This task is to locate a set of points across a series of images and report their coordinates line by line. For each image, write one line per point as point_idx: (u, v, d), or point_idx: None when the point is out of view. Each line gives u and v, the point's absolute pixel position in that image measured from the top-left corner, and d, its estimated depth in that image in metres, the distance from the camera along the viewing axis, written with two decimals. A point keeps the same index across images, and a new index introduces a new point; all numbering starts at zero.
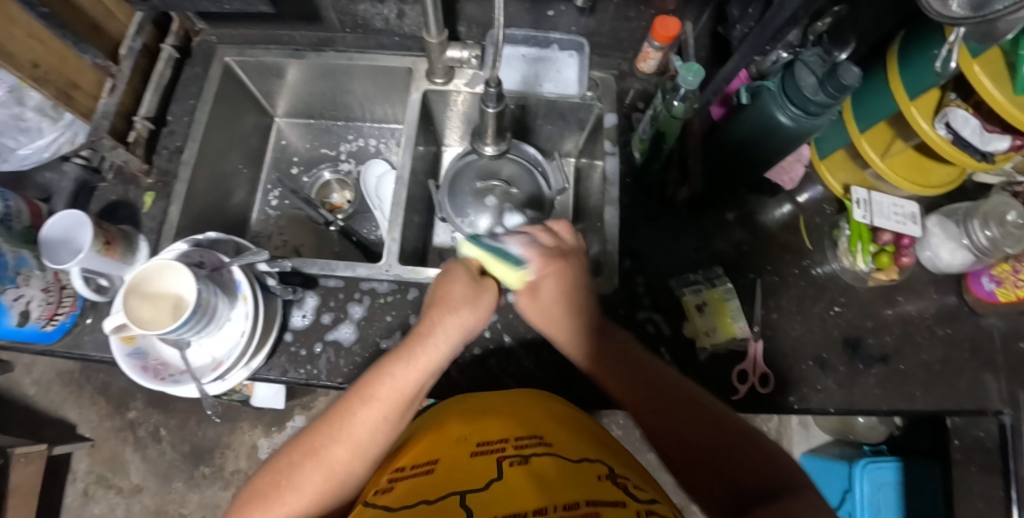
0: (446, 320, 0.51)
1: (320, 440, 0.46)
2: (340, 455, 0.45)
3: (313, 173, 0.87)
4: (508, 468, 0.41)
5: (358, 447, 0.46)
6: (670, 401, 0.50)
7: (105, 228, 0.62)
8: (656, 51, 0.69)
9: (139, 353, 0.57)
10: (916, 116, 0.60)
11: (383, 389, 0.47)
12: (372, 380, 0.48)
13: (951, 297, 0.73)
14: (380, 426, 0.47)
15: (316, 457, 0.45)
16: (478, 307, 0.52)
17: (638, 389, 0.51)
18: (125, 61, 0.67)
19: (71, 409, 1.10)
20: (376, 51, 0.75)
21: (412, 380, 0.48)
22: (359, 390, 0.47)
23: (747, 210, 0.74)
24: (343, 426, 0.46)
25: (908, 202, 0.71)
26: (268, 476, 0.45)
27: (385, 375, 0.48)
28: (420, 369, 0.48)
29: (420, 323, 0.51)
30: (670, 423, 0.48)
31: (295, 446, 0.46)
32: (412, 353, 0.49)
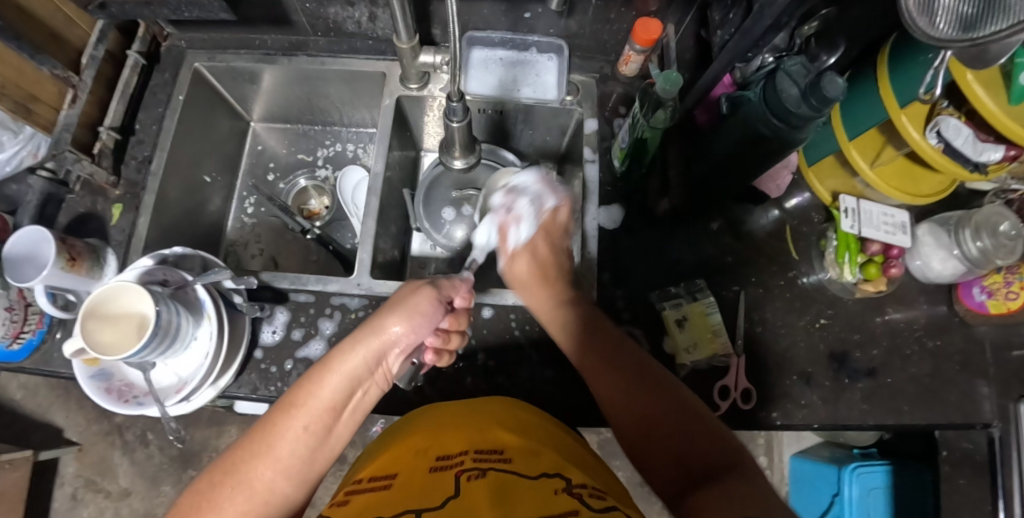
0: (378, 331, 0.48)
1: (243, 457, 0.41)
2: (262, 471, 0.41)
3: (289, 180, 0.84)
4: (466, 482, 0.41)
5: (280, 463, 0.42)
6: (623, 376, 0.49)
7: (70, 243, 0.61)
8: (637, 54, 0.67)
9: (103, 375, 0.56)
10: (907, 126, 0.58)
11: (306, 396, 0.44)
12: (298, 388, 0.45)
13: (941, 307, 0.72)
14: (302, 436, 0.43)
15: (236, 476, 0.40)
16: (416, 327, 0.50)
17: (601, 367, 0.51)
18: (86, 71, 0.65)
19: (58, 413, 1.10)
20: (348, 56, 0.72)
21: (336, 385, 0.45)
22: (284, 399, 0.44)
23: (733, 218, 0.72)
24: (268, 444, 0.42)
25: (898, 212, 0.69)
26: (190, 500, 0.40)
27: (308, 381, 0.45)
28: (344, 378, 0.45)
29: (358, 330, 0.48)
30: (629, 408, 0.47)
31: (217, 465, 0.42)
32: (333, 361, 0.46)
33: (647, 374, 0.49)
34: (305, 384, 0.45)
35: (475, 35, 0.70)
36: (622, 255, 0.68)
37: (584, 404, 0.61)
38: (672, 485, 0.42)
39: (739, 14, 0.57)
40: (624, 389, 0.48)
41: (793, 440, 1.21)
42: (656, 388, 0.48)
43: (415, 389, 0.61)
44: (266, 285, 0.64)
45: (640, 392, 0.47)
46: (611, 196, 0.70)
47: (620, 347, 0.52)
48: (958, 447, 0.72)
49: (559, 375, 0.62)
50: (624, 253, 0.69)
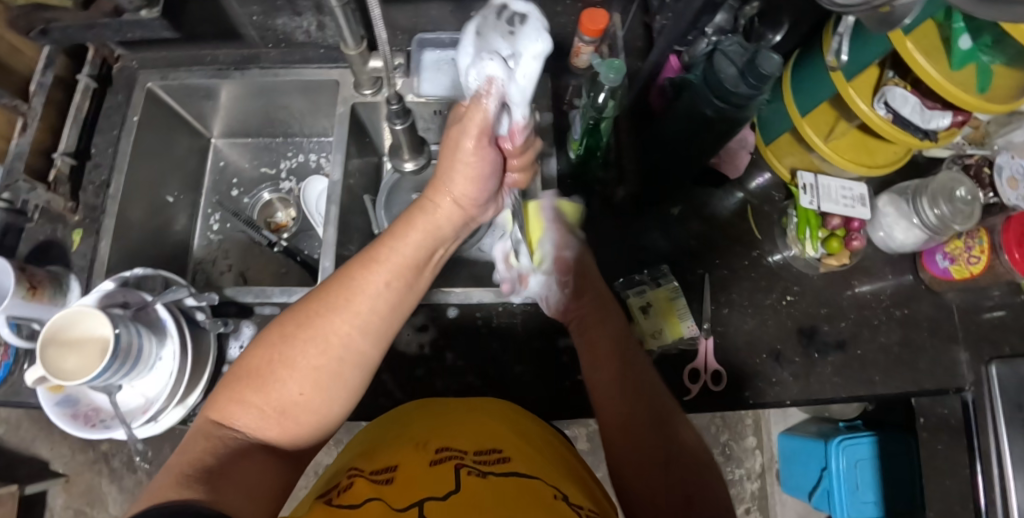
0: (451, 179, 0.45)
1: (316, 312, 0.41)
2: (341, 326, 0.41)
3: (253, 195, 0.83)
4: (467, 478, 0.41)
5: (358, 319, 0.42)
6: (641, 402, 0.52)
7: (30, 272, 0.61)
8: (586, 45, 0.66)
9: (69, 401, 0.56)
10: (854, 97, 0.59)
11: (385, 253, 0.43)
12: (374, 245, 0.44)
13: (907, 275, 0.72)
14: (383, 292, 0.43)
15: (312, 328, 0.41)
16: (485, 175, 0.45)
17: (618, 385, 0.53)
18: (35, 97, 0.65)
19: (43, 446, 1.09)
20: (301, 66, 0.72)
21: (418, 244, 0.45)
22: (360, 256, 0.44)
23: (696, 202, 0.72)
24: (339, 304, 0.41)
25: (857, 185, 0.69)
26: (261, 352, 0.41)
27: (387, 239, 0.44)
28: (424, 233, 0.45)
29: (429, 188, 0.46)
30: (646, 458, 0.49)
31: (290, 317, 0.42)
32: (413, 216, 0.45)
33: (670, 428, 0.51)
34: (376, 247, 0.44)
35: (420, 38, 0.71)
36: (586, 247, 0.68)
37: (557, 397, 0.61)
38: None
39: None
40: (634, 426, 0.51)
41: (780, 419, 1.21)
42: (666, 425, 0.51)
43: (384, 393, 0.61)
44: (230, 300, 0.64)
45: (670, 439, 0.50)
46: (572, 189, 0.70)
47: (662, 411, 0.52)
48: (935, 414, 0.71)
49: (529, 370, 0.62)
50: (587, 245, 0.69)
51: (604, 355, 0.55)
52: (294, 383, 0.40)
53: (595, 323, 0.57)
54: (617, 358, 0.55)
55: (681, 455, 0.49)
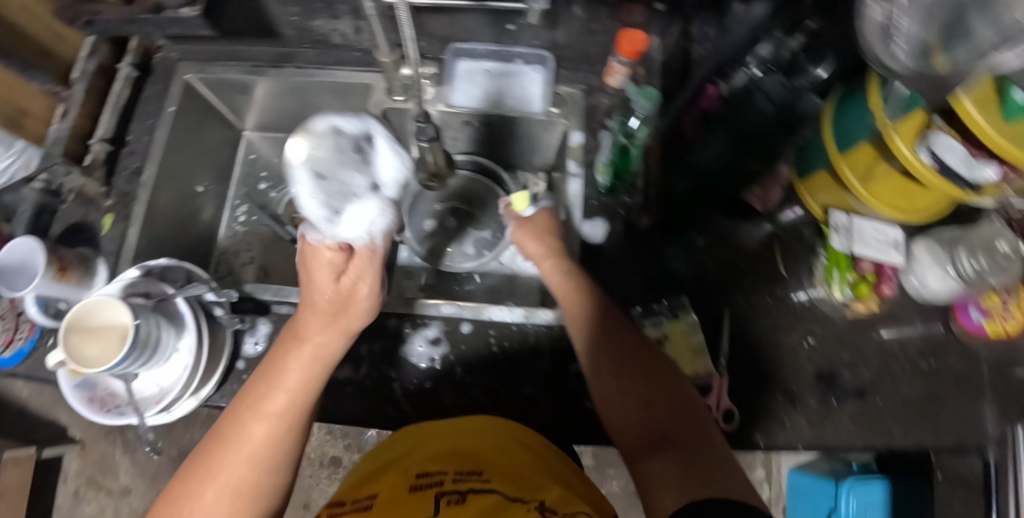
0: (310, 326, 0.47)
1: (218, 461, 0.44)
2: (237, 466, 0.44)
3: (280, 189, 0.84)
4: (443, 505, 0.40)
5: (257, 462, 0.45)
6: (613, 346, 0.54)
7: (60, 254, 0.64)
8: (622, 66, 0.66)
9: (87, 384, 0.57)
10: (899, 143, 0.57)
11: (274, 402, 0.46)
12: (259, 392, 0.47)
13: (937, 325, 0.70)
14: (268, 439, 0.45)
15: (235, 445, 0.44)
16: (366, 313, 0.48)
17: (593, 331, 0.55)
18: (77, 84, 0.67)
19: (62, 413, 1.13)
20: (335, 67, 0.72)
21: (296, 381, 0.47)
22: (248, 401, 0.46)
23: (721, 233, 0.71)
24: (228, 449, 0.44)
25: (891, 229, 0.68)
26: (190, 473, 0.44)
27: (276, 388, 0.46)
28: (300, 390, 0.47)
29: (320, 314, 0.47)
30: (624, 390, 0.52)
31: (213, 437, 0.45)
32: (286, 354, 0.48)
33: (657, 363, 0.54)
34: (274, 366, 0.48)
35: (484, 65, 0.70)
36: (606, 272, 0.67)
37: (564, 421, 0.61)
38: (637, 440, 0.49)
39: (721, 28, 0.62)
40: (614, 366, 0.53)
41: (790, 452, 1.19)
42: (644, 363, 0.53)
43: (391, 403, 0.61)
44: (248, 296, 0.65)
45: (648, 373, 0.52)
46: (597, 212, 0.68)
47: (644, 352, 0.54)
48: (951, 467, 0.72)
49: (538, 392, 0.62)
50: (607, 270, 0.67)
51: (575, 319, 0.56)
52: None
53: (566, 276, 0.59)
54: (598, 316, 0.56)
55: (661, 388, 0.52)
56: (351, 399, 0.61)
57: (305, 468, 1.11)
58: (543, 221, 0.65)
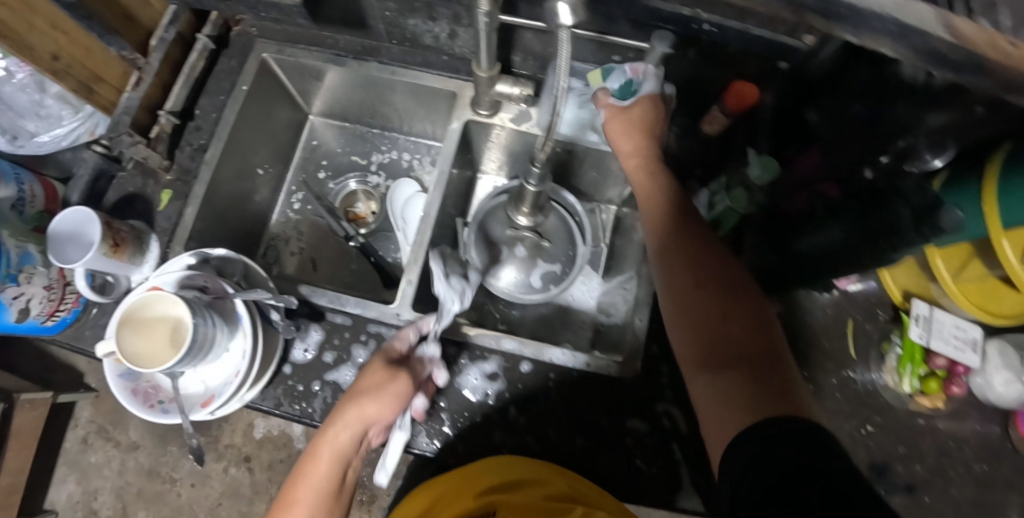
0: (345, 410, 0.53)
1: None
2: None
3: (339, 181, 0.81)
4: None
5: None
6: (707, 266, 0.51)
7: (115, 228, 0.61)
8: (724, 116, 0.62)
9: (132, 374, 0.55)
10: (1007, 250, 0.54)
11: (299, 491, 0.52)
12: (293, 481, 0.52)
13: (995, 429, 0.68)
14: None
15: None
16: (389, 401, 0.54)
17: (681, 258, 0.52)
18: (154, 54, 0.63)
19: (80, 359, 1.13)
20: (420, 69, 0.68)
21: (328, 469, 0.52)
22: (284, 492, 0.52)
23: (794, 303, 0.68)
24: None
25: (971, 327, 0.66)
26: None
27: (301, 478, 0.52)
28: (325, 462, 0.52)
29: (331, 420, 0.53)
30: (693, 276, 0.51)
31: None
32: (314, 452, 0.53)
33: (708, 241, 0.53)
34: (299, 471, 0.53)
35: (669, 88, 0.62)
36: None
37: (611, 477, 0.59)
38: (692, 319, 0.49)
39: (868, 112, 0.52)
40: (693, 292, 0.50)
41: None
42: (735, 294, 0.50)
43: (440, 433, 0.59)
44: (303, 300, 0.63)
45: (724, 287, 0.50)
46: None
47: (704, 227, 0.55)
48: None
49: (589, 445, 0.60)
50: None
51: (672, 224, 0.55)
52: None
53: (666, 203, 0.56)
54: (694, 236, 0.54)
55: (716, 256, 0.52)
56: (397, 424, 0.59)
57: None
58: (638, 115, 0.59)
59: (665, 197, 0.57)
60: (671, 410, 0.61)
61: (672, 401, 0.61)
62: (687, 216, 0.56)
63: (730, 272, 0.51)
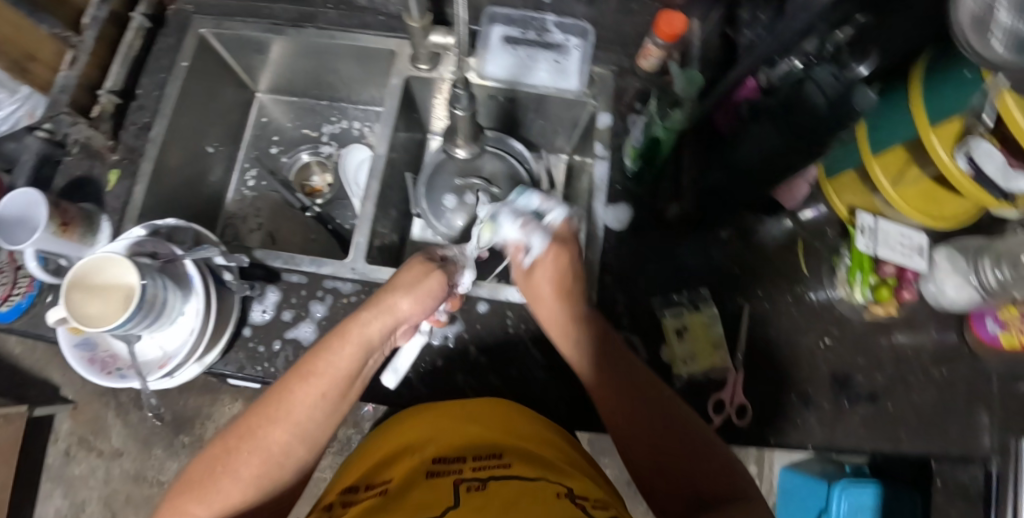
0: (383, 297, 0.49)
1: (256, 423, 0.43)
2: (278, 436, 0.43)
3: (292, 154, 0.82)
4: (465, 493, 0.40)
5: (295, 427, 0.43)
6: (643, 407, 0.48)
7: (63, 208, 0.60)
8: (659, 49, 0.63)
9: (88, 344, 0.56)
10: (936, 145, 0.55)
11: (319, 365, 0.45)
12: (309, 358, 0.46)
13: (951, 334, 0.69)
14: (318, 403, 0.44)
15: (252, 441, 0.42)
16: (426, 297, 0.51)
17: (609, 396, 0.49)
18: (87, 31, 0.64)
19: (54, 371, 1.11)
20: (358, 31, 0.69)
21: (353, 357, 0.46)
22: (297, 368, 0.45)
23: (745, 228, 0.69)
24: (257, 432, 0.42)
25: (916, 235, 0.67)
26: (206, 459, 0.42)
27: (320, 353, 0.46)
28: (356, 348, 0.47)
29: (368, 305, 0.48)
30: (624, 415, 0.48)
31: (229, 429, 0.43)
32: (343, 331, 0.47)
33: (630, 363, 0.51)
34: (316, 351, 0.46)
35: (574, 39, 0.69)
36: (624, 259, 0.66)
37: (574, 407, 0.60)
38: (637, 464, 0.48)
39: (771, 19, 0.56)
40: (624, 399, 0.48)
41: None
42: (669, 423, 0.47)
43: (403, 380, 0.60)
44: (258, 263, 0.64)
45: (659, 423, 0.47)
46: (620, 196, 0.67)
47: (628, 359, 0.51)
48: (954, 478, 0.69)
49: (551, 378, 0.61)
50: (626, 258, 0.66)
51: (593, 367, 0.50)
52: (236, 495, 0.41)
53: (594, 350, 0.51)
54: (615, 371, 0.50)
55: (637, 388, 0.49)
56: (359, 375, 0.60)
57: None
58: (550, 268, 0.52)
59: (587, 343, 0.51)
60: (630, 338, 0.63)
61: (630, 329, 0.63)
62: (610, 349, 0.51)
63: (661, 400, 0.48)
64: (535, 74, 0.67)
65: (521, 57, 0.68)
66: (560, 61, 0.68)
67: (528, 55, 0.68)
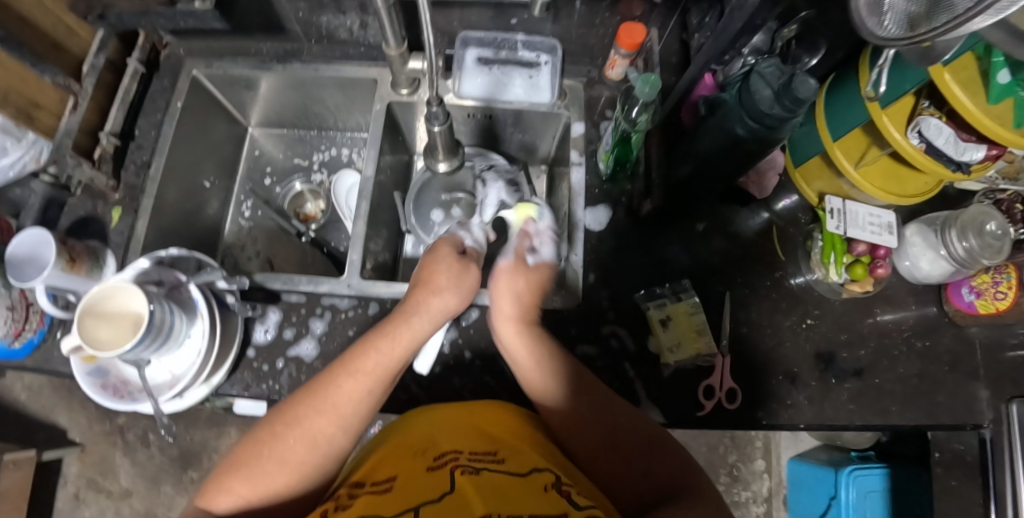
0: (429, 300, 0.53)
1: (306, 412, 0.46)
2: (325, 427, 0.46)
3: (285, 184, 0.86)
4: (459, 478, 0.42)
5: (342, 420, 0.47)
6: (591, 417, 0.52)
7: (71, 245, 0.62)
8: (622, 58, 0.68)
9: (100, 372, 0.58)
10: (888, 125, 0.58)
11: (368, 362, 0.48)
12: (358, 354, 0.49)
13: (930, 307, 0.71)
14: (364, 398, 0.48)
15: (301, 428, 0.45)
16: (460, 294, 0.55)
17: (562, 410, 0.53)
18: (87, 78, 0.68)
19: (62, 414, 1.13)
20: (341, 62, 0.74)
21: (398, 356, 0.50)
22: (347, 363, 0.48)
23: (721, 220, 0.72)
24: (304, 420, 0.46)
25: (885, 213, 0.68)
26: (253, 444, 0.45)
27: (371, 350, 0.49)
28: (402, 347, 0.50)
29: (411, 304, 0.53)
30: (575, 419, 0.52)
31: (275, 416, 0.47)
32: (393, 328, 0.51)
33: (587, 388, 0.54)
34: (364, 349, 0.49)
35: (546, 57, 0.72)
36: (608, 257, 0.69)
37: None
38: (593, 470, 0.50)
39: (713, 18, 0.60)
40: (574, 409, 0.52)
41: (790, 444, 1.20)
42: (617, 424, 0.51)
43: (401, 387, 0.62)
44: (259, 285, 0.66)
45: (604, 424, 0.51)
46: (598, 198, 0.71)
47: (576, 370, 0.55)
48: (949, 449, 0.71)
49: None
50: (609, 256, 0.69)
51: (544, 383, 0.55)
52: (280, 477, 0.44)
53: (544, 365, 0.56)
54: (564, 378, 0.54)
55: (584, 395, 0.53)
56: None
57: None
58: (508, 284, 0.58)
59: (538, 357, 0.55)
60: (618, 331, 0.66)
61: (617, 322, 0.66)
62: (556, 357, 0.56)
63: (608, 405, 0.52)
64: (509, 91, 0.71)
65: (494, 76, 0.72)
66: (531, 77, 0.72)
67: (501, 74, 0.72)
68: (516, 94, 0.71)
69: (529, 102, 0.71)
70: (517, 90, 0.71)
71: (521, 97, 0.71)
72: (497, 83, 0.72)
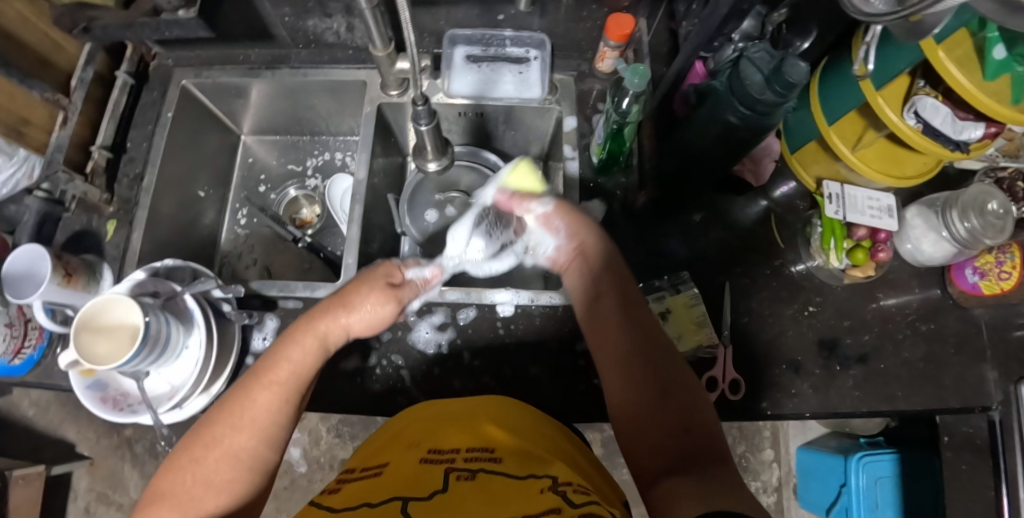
0: (340, 316, 0.53)
1: (221, 430, 0.47)
2: (243, 442, 0.47)
3: (280, 191, 0.86)
4: (454, 480, 0.41)
5: (261, 432, 0.48)
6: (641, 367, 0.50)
7: (66, 260, 0.62)
8: (612, 50, 0.67)
9: (99, 385, 0.58)
10: (883, 107, 0.57)
11: (281, 374, 0.50)
12: (269, 367, 0.50)
13: (934, 290, 0.70)
14: (278, 409, 0.49)
15: (217, 447, 0.46)
16: (377, 312, 0.55)
17: (617, 351, 0.52)
18: (75, 93, 0.68)
19: (69, 428, 1.13)
20: (329, 66, 0.74)
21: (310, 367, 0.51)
22: (258, 376, 0.49)
23: (718, 210, 0.72)
24: (217, 439, 0.46)
25: (884, 195, 0.67)
26: (176, 468, 0.45)
27: (282, 362, 0.50)
28: (312, 358, 0.51)
29: (322, 321, 0.53)
30: (623, 365, 0.51)
31: (196, 436, 0.47)
32: (304, 340, 0.52)
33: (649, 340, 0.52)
34: (274, 361, 0.51)
35: (534, 52, 0.73)
36: None
37: (570, 399, 0.61)
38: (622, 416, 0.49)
39: (700, 5, 0.60)
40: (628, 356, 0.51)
41: (799, 432, 1.19)
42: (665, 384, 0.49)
43: (401, 390, 0.61)
44: (255, 293, 0.66)
45: (647, 380, 0.49)
46: (593, 193, 0.70)
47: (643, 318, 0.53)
48: (959, 432, 0.68)
49: (544, 373, 0.62)
50: None
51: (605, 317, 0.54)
52: (210, 498, 0.44)
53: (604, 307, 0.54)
54: (619, 316, 0.53)
55: (642, 344, 0.51)
56: (358, 391, 0.61)
57: (315, 473, 1.10)
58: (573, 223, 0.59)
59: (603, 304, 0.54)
60: None
61: None
62: (622, 308, 0.54)
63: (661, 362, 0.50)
64: (499, 88, 0.71)
65: (482, 74, 0.71)
66: (521, 73, 0.72)
67: (490, 72, 0.71)
68: (506, 91, 0.71)
69: (520, 98, 0.71)
70: (507, 87, 0.71)
71: (512, 93, 0.71)
72: (486, 80, 0.71)
